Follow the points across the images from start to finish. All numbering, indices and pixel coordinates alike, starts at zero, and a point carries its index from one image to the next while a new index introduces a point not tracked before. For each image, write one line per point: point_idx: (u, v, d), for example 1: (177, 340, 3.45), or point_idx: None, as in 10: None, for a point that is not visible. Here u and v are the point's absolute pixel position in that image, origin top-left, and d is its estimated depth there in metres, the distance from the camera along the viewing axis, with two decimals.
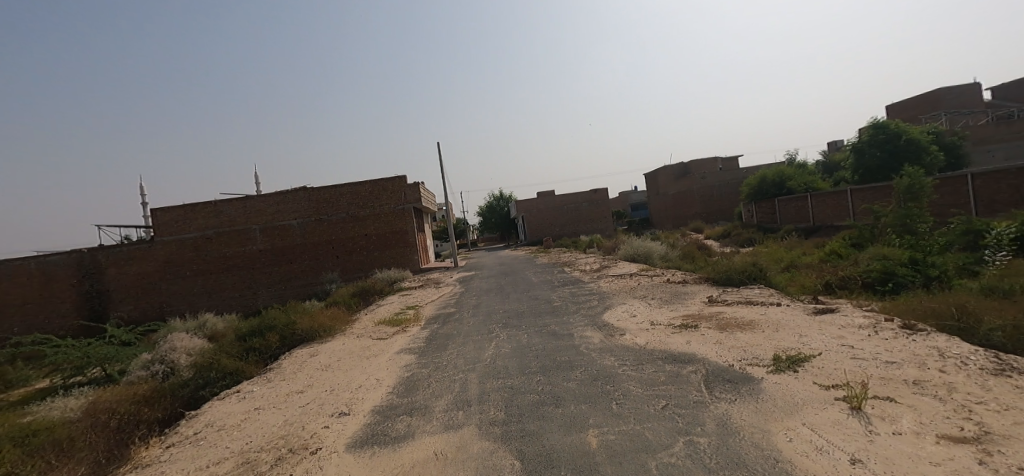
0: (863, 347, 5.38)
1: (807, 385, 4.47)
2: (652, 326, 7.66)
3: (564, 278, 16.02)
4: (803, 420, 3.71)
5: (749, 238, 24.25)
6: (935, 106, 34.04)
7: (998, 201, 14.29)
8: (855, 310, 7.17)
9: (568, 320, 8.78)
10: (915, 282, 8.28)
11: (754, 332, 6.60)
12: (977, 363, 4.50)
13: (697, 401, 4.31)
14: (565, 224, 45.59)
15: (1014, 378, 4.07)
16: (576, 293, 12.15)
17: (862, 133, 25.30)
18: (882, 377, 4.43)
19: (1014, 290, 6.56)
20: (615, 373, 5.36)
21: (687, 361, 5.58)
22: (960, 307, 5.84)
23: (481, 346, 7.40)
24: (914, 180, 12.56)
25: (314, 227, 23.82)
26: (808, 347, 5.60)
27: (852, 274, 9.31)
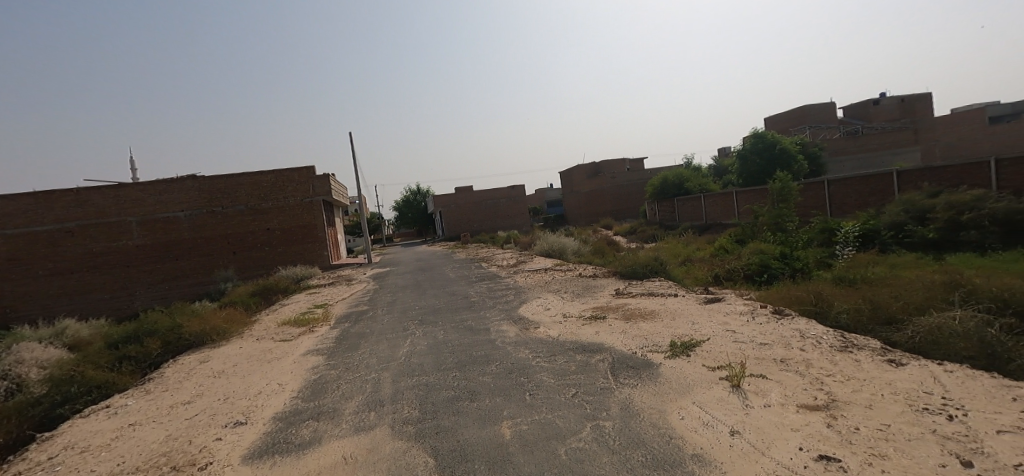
0: (743, 331, 6.07)
1: (697, 367, 4.96)
2: (564, 319, 8.02)
3: (481, 273, 16.11)
4: (694, 399, 4.12)
5: (652, 234, 26.09)
6: (802, 120, 39.06)
7: (846, 205, 16.70)
8: (737, 299, 8.05)
9: (484, 315, 8.87)
10: (785, 273, 9.48)
11: (654, 321, 7.16)
12: (828, 341, 5.28)
13: (604, 387, 4.60)
14: (483, 220, 45.81)
15: (856, 353, 4.85)
16: (492, 288, 12.27)
17: (746, 141, 28.24)
18: (757, 357, 5.03)
19: (857, 279, 7.79)
20: (530, 365, 5.54)
21: (595, 351, 5.92)
22: (817, 294, 6.82)
23: (396, 344, 7.24)
24: (784, 184, 14.35)
25: (206, 220, 21.63)
26: (698, 333, 6.20)
27: (736, 267, 10.41)
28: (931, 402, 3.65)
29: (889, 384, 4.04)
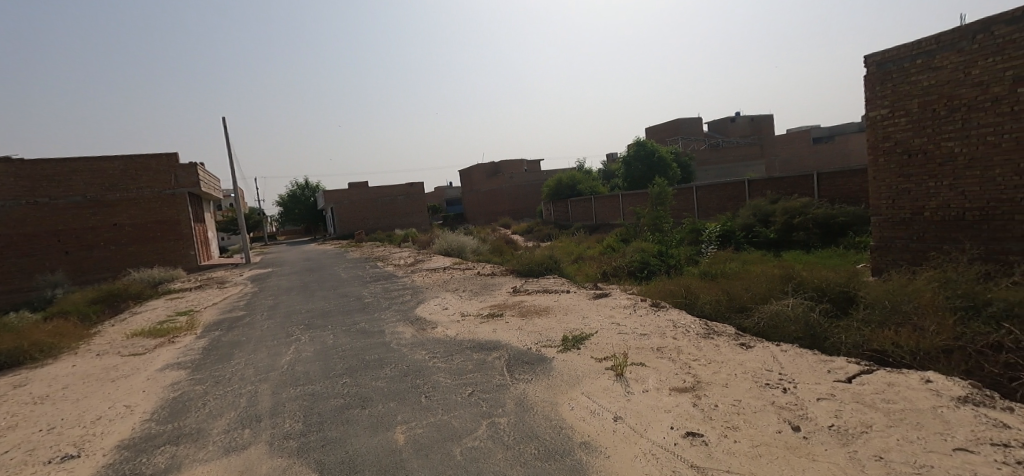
0: (625, 323, 6.55)
1: (586, 359, 5.23)
2: (462, 318, 7.98)
3: (377, 273, 15.46)
4: (583, 390, 4.32)
5: (548, 233, 27.13)
6: (676, 132, 43.38)
7: (710, 208, 18.85)
8: (622, 294, 8.66)
9: (378, 317, 8.50)
10: (662, 270, 10.43)
11: (548, 317, 7.42)
12: (694, 329, 5.91)
13: (500, 384, 4.65)
14: (380, 217, 44.07)
15: (716, 339, 5.48)
16: (387, 289, 11.82)
17: (630, 148, 30.59)
18: (637, 347, 5.45)
19: (719, 273, 8.82)
20: (426, 366, 5.41)
21: (492, 348, 5.96)
22: (687, 287, 7.61)
23: (277, 352, 6.63)
24: (661, 188, 15.79)
25: (29, 213, 17.98)
26: (588, 327, 6.55)
27: (621, 264, 11.22)
28: (773, 377, 4.25)
29: (741, 364, 4.63)
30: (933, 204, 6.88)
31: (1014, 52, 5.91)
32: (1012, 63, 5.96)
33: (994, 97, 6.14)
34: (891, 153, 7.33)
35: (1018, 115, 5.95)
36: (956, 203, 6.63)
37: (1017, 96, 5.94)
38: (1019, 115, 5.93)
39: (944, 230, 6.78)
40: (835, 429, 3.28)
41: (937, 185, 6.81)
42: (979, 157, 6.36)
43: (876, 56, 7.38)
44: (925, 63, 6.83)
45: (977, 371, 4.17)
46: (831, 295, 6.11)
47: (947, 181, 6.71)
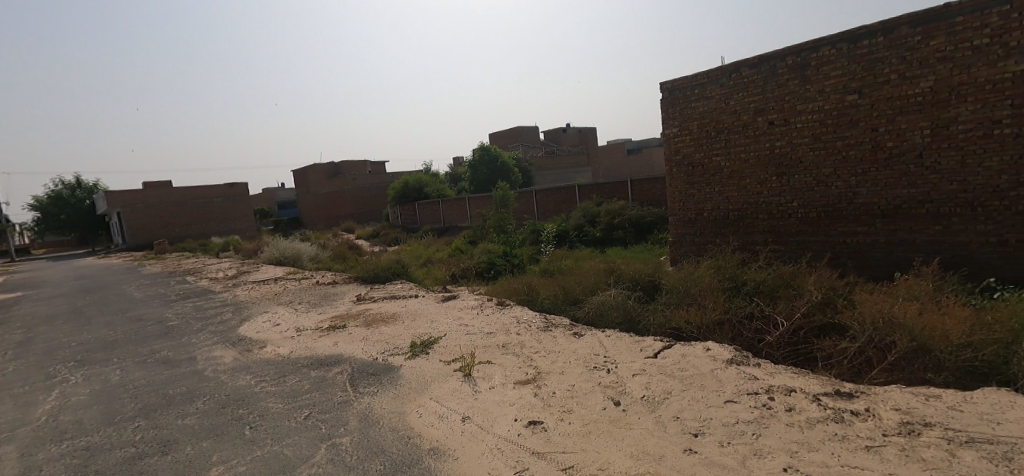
0: (473, 323, 6.70)
1: (434, 363, 5.21)
2: (298, 333, 7.26)
3: (186, 289, 13.14)
4: (431, 395, 4.30)
5: (395, 237, 26.36)
6: (517, 139, 46.12)
7: (548, 210, 20.43)
8: (469, 295, 8.84)
9: (189, 341, 7.24)
10: (507, 269, 10.95)
11: (395, 324, 7.20)
12: (534, 323, 6.33)
13: (341, 402, 4.35)
14: (190, 224, 37.52)
15: (554, 331, 5.96)
16: (199, 307, 10.13)
17: (474, 153, 31.46)
18: (484, 346, 5.63)
19: (557, 270, 9.62)
20: (252, 393, 4.78)
21: (333, 363, 5.55)
22: (528, 284, 8.11)
23: (33, 401, 5.16)
24: (504, 192, 16.58)
25: None
26: (436, 331, 6.53)
27: (469, 266, 11.47)
28: (600, 361, 4.78)
29: (574, 352, 5.11)
30: (709, 206, 8.50)
31: (755, 90, 7.63)
32: (754, 98, 7.67)
33: (744, 123, 7.84)
34: (680, 165, 8.84)
35: (758, 138, 7.69)
36: (723, 205, 8.30)
37: (758, 124, 7.67)
38: (759, 138, 7.68)
39: (717, 226, 8.43)
40: (646, 399, 3.83)
41: (711, 191, 8.43)
42: (736, 170, 8.05)
43: (668, 84, 8.80)
44: (700, 94, 8.38)
45: (740, 337, 5.28)
46: (643, 284, 7.13)
47: (718, 188, 8.35)
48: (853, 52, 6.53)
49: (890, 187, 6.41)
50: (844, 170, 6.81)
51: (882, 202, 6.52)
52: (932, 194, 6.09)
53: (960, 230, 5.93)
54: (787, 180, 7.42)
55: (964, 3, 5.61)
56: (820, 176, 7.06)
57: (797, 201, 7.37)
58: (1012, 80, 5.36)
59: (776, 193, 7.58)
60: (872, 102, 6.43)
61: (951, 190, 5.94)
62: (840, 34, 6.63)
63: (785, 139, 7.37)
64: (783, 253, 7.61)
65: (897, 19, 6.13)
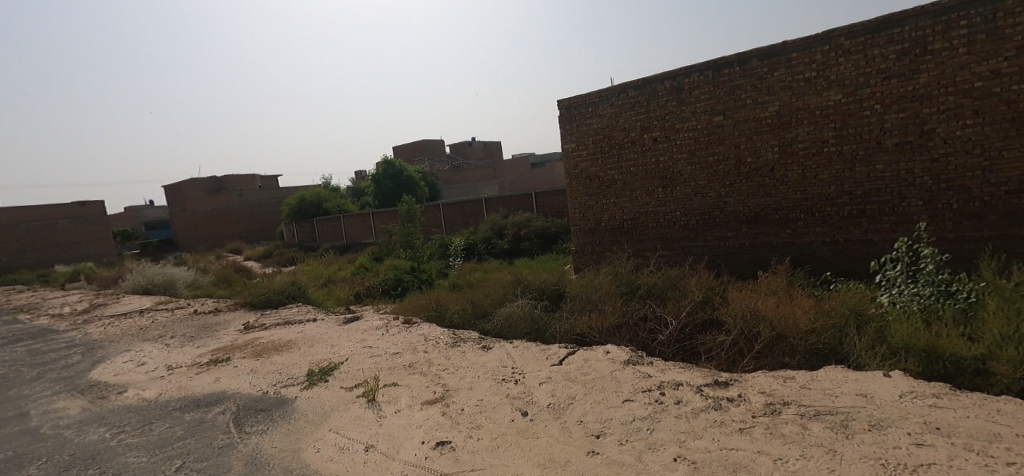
0: (377, 344, 6.42)
1: (334, 391, 4.89)
2: (170, 371, 6.40)
3: (21, 329, 10.99)
4: (330, 426, 4.02)
5: (290, 256, 24.51)
6: (422, 152, 45.54)
7: (456, 224, 20.33)
8: (374, 315, 8.46)
9: (23, 393, 6.04)
10: (415, 285, 10.67)
11: (289, 352, 6.65)
12: (442, 339, 6.23)
13: (223, 445, 3.90)
14: (27, 250, 31.57)
15: (463, 346, 5.91)
16: (39, 351, 8.51)
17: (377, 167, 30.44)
18: (389, 367, 5.41)
19: (465, 283, 9.58)
20: (110, 447, 4.11)
21: (214, 402, 4.97)
22: (436, 300, 7.97)
23: None
24: (410, 206, 16.20)
25: None
26: (336, 355, 6.15)
27: (374, 283, 11.01)
28: (507, 372, 4.82)
29: (482, 365, 5.10)
30: (606, 216, 9.05)
31: (640, 109, 8.31)
32: (639, 117, 8.35)
33: (633, 140, 8.49)
34: (579, 178, 9.33)
35: (645, 153, 8.37)
36: (618, 215, 8.89)
37: (644, 140, 8.35)
38: (646, 153, 8.37)
39: (613, 235, 9.00)
40: (552, 406, 3.94)
41: (607, 202, 8.99)
42: (628, 183, 8.68)
43: (565, 101, 9.26)
44: (594, 111, 8.92)
45: (636, 337, 5.66)
46: (548, 293, 7.35)
47: (613, 199, 8.92)
48: (717, 79, 7.40)
49: (752, 196, 7.33)
50: (715, 182, 7.65)
51: (747, 209, 7.42)
52: (783, 202, 7.06)
53: (805, 232, 6.94)
54: (671, 191, 8.16)
55: (797, 42, 6.64)
56: (697, 187, 7.86)
57: (679, 210, 8.12)
58: (836, 108, 6.44)
59: (662, 203, 8.29)
60: (735, 123, 7.32)
61: (797, 199, 6.94)
62: (706, 63, 7.48)
63: (667, 155, 8.11)
64: (671, 257, 8.33)
65: (749, 52, 7.07)
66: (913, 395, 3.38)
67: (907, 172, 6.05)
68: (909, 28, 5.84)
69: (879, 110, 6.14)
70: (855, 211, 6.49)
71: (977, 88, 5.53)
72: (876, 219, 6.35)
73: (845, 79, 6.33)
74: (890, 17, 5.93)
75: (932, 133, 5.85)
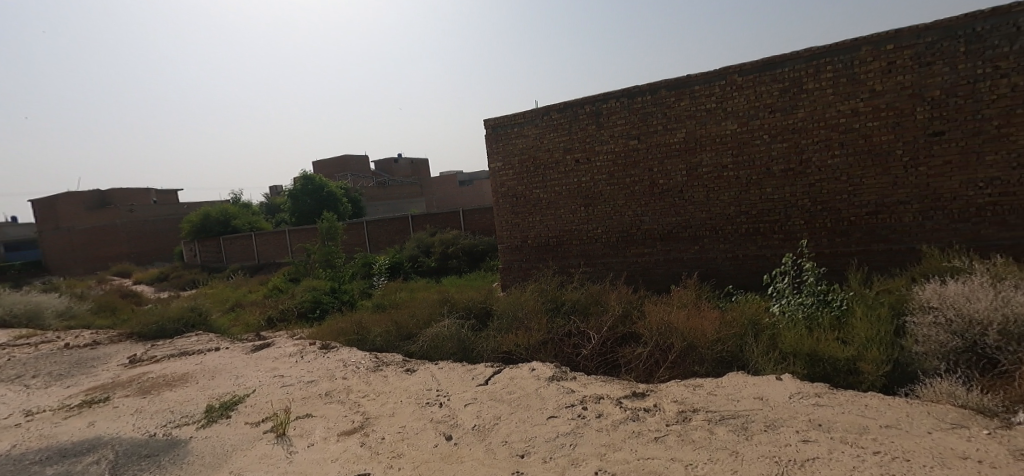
0: (289, 373, 5.97)
1: (237, 428, 4.46)
2: (32, 418, 5.49)
3: None
4: (232, 468, 3.65)
5: (191, 279, 22.29)
6: (344, 168, 43.87)
7: (380, 242, 19.67)
8: (287, 340, 7.89)
9: None
10: (335, 307, 10.11)
11: (185, 387, 5.98)
12: (363, 364, 5.94)
13: None
14: None
15: (384, 370, 5.67)
16: None
17: (295, 182, 28.79)
18: (302, 397, 5.04)
19: (389, 304, 9.25)
20: None
21: (88, 451, 4.32)
22: (357, 322, 7.59)
23: None
24: (331, 223, 15.41)
25: None
26: (242, 388, 5.63)
27: (289, 306, 10.28)
28: (431, 395, 4.69)
29: (405, 390, 4.92)
30: (532, 234, 9.22)
31: (563, 131, 8.62)
32: (562, 139, 8.65)
33: (556, 160, 8.77)
34: (505, 196, 9.43)
35: (568, 173, 8.68)
36: (543, 233, 9.09)
37: (567, 161, 8.65)
38: (569, 174, 8.67)
39: (539, 252, 9.18)
40: (476, 428, 3.87)
41: (532, 220, 9.16)
42: (553, 201, 8.92)
43: (492, 121, 9.37)
44: (519, 132, 9.10)
45: (560, 353, 5.77)
46: (475, 312, 7.29)
47: (538, 217, 9.11)
48: (631, 106, 7.88)
49: (664, 215, 7.83)
50: (632, 202, 8.09)
51: (660, 228, 7.91)
52: (692, 221, 7.62)
53: (711, 249, 7.53)
54: (592, 210, 8.50)
55: (699, 76, 7.27)
56: (616, 207, 8.27)
57: (600, 227, 8.48)
58: (733, 136, 7.11)
59: (584, 221, 8.61)
60: (648, 147, 7.83)
61: (703, 218, 7.52)
62: (621, 90, 7.95)
63: (588, 175, 8.46)
64: (593, 273, 8.64)
65: (658, 83, 7.61)
66: (801, 395, 3.74)
67: (792, 195, 6.81)
68: (788, 69, 6.63)
69: (767, 140, 6.88)
70: (751, 230, 7.15)
71: (842, 123, 6.38)
72: (768, 236, 7.05)
73: (740, 111, 7.03)
74: (773, 59, 6.70)
75: (810, 161, 6.64)
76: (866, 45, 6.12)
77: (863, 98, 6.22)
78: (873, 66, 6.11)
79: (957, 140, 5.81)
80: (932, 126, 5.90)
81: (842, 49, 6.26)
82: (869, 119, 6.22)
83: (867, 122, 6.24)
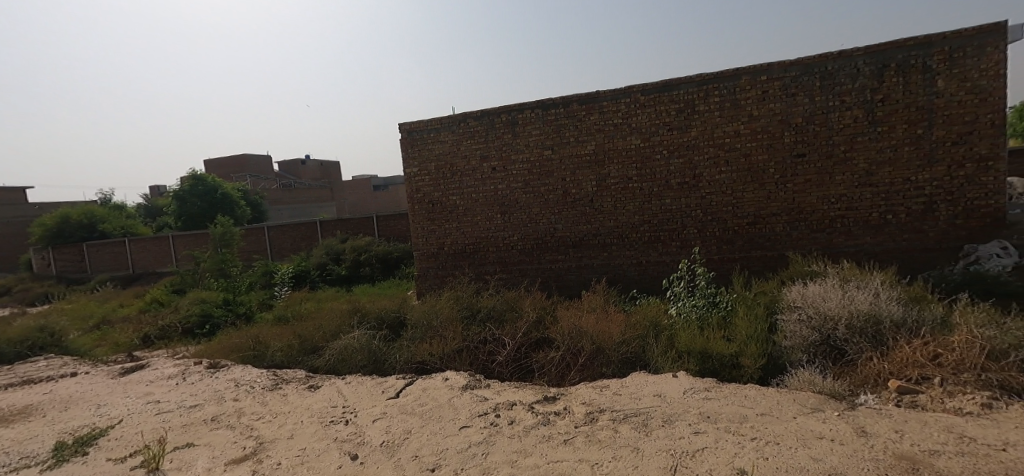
0: (168, 398, 5.32)
1: (99, 465, 3.87)
2: None
3: None
4: None
5: (45, 292, 19.11)
6: (242, 168, 40.52)
7: (284, 249, 18.33)
8: (167, 361, 7.02)
9: None
10: (227, 321, 9.20)
11: (30, 422, 5.09)
12: (259, 383, 5.47)
13: None
14: None
15: (283, 388, 5.27)
16: None
17: (184, 182, 25.95)
18: (184, 425, 4.52)
19: (292, 316, 8.61)
20: None
21: None
22: (254, 337, 6.98)
23: None
24: (225, 228, 14.02)
25: None
26: (106, 418, 4.91)
27: (172, 322, 9.17)
28: (336, 413, 4.44)
29: (307, 408, 4.61)
30: (448, 241, 9.12)
31: (479, 139, 8.65)
32: (478, 146, 8.68)
33: (473, 167, 8.76)
34: (420, 202, 9.23)
35: (484, 181, 8.72)
36: (459, 240, 9.03)
37: (483, 168, 8.69)
38: (485, 181, 8.71)
39: (455, 259, 9.11)
40: (384, 445, 3.73)
41: (449, 227, 9.07)
42: (469, 208, 8.90)
43: (407, 125, 9.11)
44: (435, 137, 8.97)
45: (475, 361, 5.75)
46: (388, 322, 7.04)
47: (455, 224, 9.04)
48: (545, 117, 8.13)
49: (576, 223, 8.16)
50: (546, 210, 8.33)
51: (572, 235, 8.22)
52: (601, 229, 8.01)
53: (617, 255, 7.97)
54: (508, 218, 8.62)
55: (606, 92, 7.68)
56: (531, 215, 8.46)
57: (516, 235, 8.61)
58: (637, 150, 7.62)
59: (500, 228, 8.70)
60: (561, 158, 8.12)
61: (611, 226, 7.95)
62: (536, 102, 8.17)
63: (504, 183, 8.57)
64: (509, 280, 8.76)
65: (570, 96, 7.93)
66: (692, 391, 4.07)
67: (688, 205, 7.43)
68: (683, 91, 7.25)
69: (666, 155, 7.45)
70: (653, 237, 7.69)
71: (727, 143, 7.10)
72: (667, 244, 7.63)
73: (643, 128, 7.54)
74: (670, 81, 7.29)
75: (702, 176, 7.30)
76: (745, 75, 6.88)
77: (744, 121, 6.97)
78: (751, 93, 6.88)
79: (817, 161, 6.72)
80: (797, 148, 6.78)
81: (727, 76, 6.98)
82: (748, 140, 6.99)
83: (747, 143, 7.00)
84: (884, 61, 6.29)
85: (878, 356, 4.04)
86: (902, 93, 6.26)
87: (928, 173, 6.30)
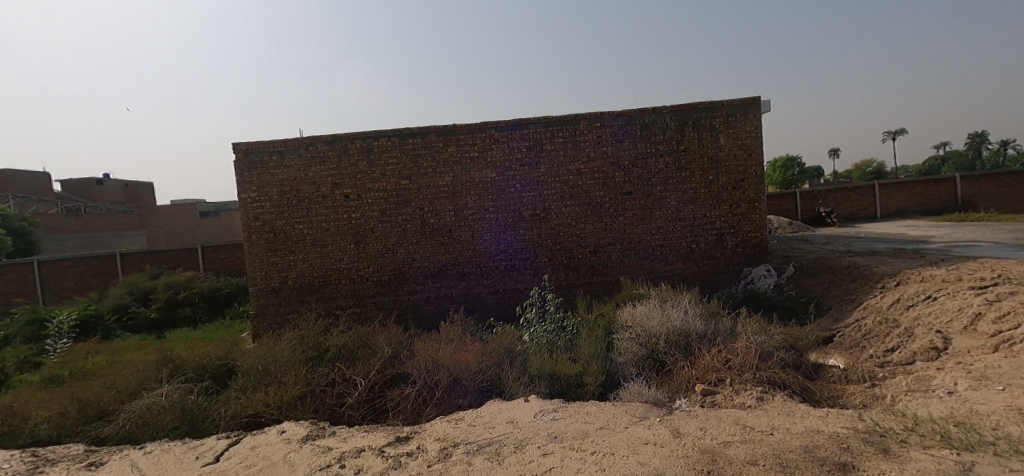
0: None
1: None
2: None
3: None
4: None
5: None
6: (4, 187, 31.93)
7: (64, 288, 14.67)
8: None
9: None
10: None
11: None
12: (9, 470, 4.16)
13: None
14: None
15: (46, 472, 4.09)
16: None
17: None
18: None
19: (70, 376, 6.79)
20: None
21: None
22: (6, 407, 5.30)
23: None
24: None
25: None
26: None
27: None
28: None
29: None
30: (293, 274, 8.26)
31: (330, 165, 8.10)
32: (329, 173, 8.12)
33: (322, 195, 8.14)
34: (260, 231, 8.20)
35: (336, 210, 8.15)
36: (307, 272, 8.25)
37: (335, 196, 8.14)
38: (337, 210, 8.15)
39: (301, 293, 8.28)
40: None
41: (294, 258, 8.22)
42: (318, 238, 8.22)
43: (243, 145, 8.07)
44: (278, 160, 8.13)
45: (320, 407, 5.20)
46: (212, 371, 6.02)
47: (302, 256, 8.23)
48: (402, 146, 8.01)
49: (434, 253, 8.09)
50: (404, 240, 8.12)
51: (430, 265, 8.12)
52: (459, 259, 8.07)
53: (475, 284, 8.09)
54: (363, 248, 8.18)
55: (462, 126, 7.89)
56: (388, 244, 8.15)
57: (371, 266, 8.20)
58: (491, 183, 7.92)
59: (354, 260, 8.20)
60: (418, 188, 8.04)
61: (468, 256, 8.06)
62: (391, 130, 8.00)
63: (358, 212, 8.13)
64: (363, 313, 8.26)
65: (426, 127, 7.96)
66: (542, 413, 4.25)
67: (539, 236, 7.93)
68: (531, 130, 7.81)
69: (519, 189, 7.89)
70: (508, 266, 8.01)
71: (570, 180, 7.81)
72: (521, 272, 8.02)
73: (497, 162, 7.90)
74: (520, 120, 7.80)
75: (550, 209, 7.87)
76: (582, 120, 7.70)
77: (583, 161, 7.76)
78: (588, 136, 7.71)
79: (641, 198, 7.76)
80: (625, 187, 7.75)
81: (568, 120, 7.73)
82: (587, 178, 7.78)
83: (586, 180, 7.78)
84: (685, 118, 7.61)
85: (688, 365, 4.73)
86: (698, 146, 7.63)
87: (719, 210, 7.73)
